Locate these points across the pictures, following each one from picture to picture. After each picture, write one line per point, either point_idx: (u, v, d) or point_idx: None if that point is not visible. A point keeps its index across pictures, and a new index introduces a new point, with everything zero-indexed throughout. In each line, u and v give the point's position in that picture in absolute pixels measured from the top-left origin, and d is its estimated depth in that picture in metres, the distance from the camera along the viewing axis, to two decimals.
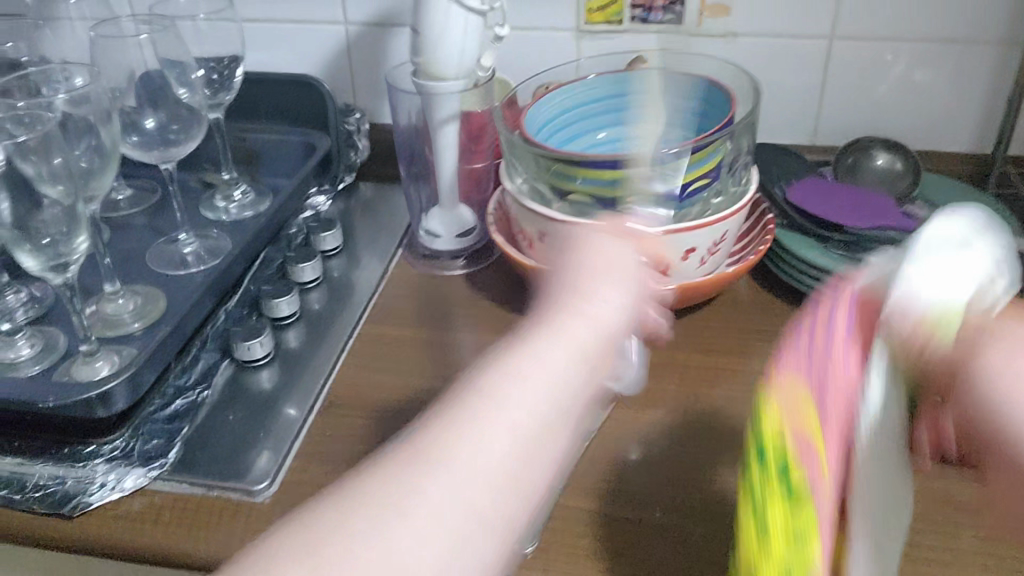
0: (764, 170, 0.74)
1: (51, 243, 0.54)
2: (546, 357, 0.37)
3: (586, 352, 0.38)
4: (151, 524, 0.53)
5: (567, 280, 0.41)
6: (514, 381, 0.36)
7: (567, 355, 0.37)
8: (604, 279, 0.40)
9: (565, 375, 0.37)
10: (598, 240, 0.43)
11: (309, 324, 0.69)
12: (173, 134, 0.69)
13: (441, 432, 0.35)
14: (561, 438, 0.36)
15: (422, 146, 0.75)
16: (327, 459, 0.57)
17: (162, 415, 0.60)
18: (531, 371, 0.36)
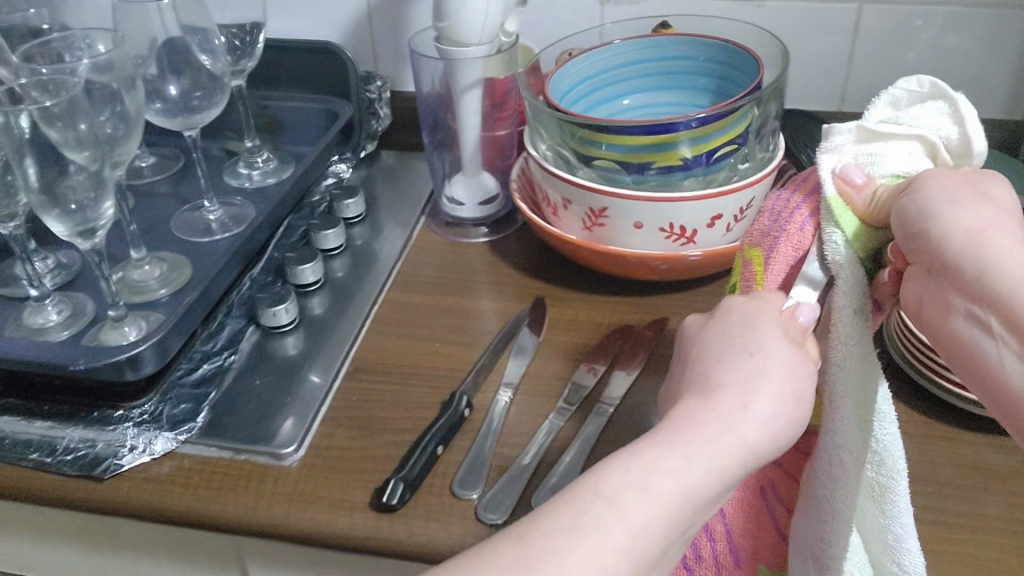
0: (790, 137, 0.73)
1: (78, 208, 0.54)
2: (722, 427, 0.38)
3: (773, 417, 0.38)
4: (182, 487, 0.54)
5: (725, 359, 0.40)
6: (661, 462, 0.37)
7: (750, 431, 0.38)
8: (750, 342, 0.40)
9: (722, 457, 0.37)
10: (744, 305, 0.43)
11: (333, 291, 0.70)
12: (196, 100, 0.69)
13: (565, 508, 0.36)
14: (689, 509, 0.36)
15: (445, 113, 0.75)
16: (354, 424, 0.57)
17: (189, 379, 0.60)
18: (671, 452, 0.37)
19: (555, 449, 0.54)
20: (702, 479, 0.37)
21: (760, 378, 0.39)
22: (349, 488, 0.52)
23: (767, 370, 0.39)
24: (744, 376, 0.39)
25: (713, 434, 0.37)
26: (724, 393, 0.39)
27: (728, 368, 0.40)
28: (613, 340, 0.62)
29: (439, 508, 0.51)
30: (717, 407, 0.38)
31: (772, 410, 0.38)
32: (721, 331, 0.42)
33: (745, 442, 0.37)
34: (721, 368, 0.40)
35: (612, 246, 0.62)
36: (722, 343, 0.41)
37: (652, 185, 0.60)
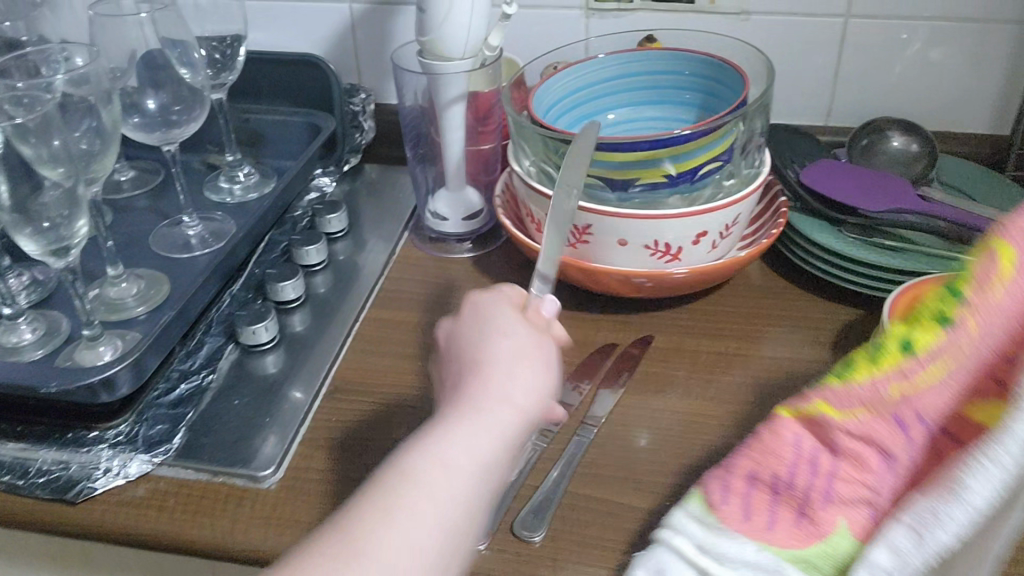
0: (776, 152, 0.73)
1: (52, 226, 0.53)
2: (527, 409, 0.44)
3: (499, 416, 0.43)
4: (156, 511, 0.52)
5: (495, 357, 0.46)
6: (471, 433, 0.42)
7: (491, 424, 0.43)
8: (497, 337, 0.47)
9: (491, 440, 0.42)
10: (501, 301, 0.50)
11: (315, 307, 0.69)
12: (175, 115, 0.68)
13: (368, 502, 0.39)
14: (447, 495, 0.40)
15: (429, 127, 0.74)
16: (333, 445, 0.56)
17: (166, 399, 0.59)
18: (482, 431, 0.43)
19: (538, 471, 0.53)
20: (461, 482, 0.41)
21: (529, 381, 0.45)
22: (328, 511, 0.51)
23: (511, 387, 0.45)
24: (526, 376, 0.45)
25: (488, 428, 0.43)
26: (511, 396, 0.44)
27: (493, 374, 0.45)
28: (599, 358, 0.61)
29: None
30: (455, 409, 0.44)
31: (517, 403, 0.44)
32: (478, 326, 0.48)
33: (502, 429, 0.43)
34: (489, 373, 0.45)
35: (597, 264, 0.62)
36: (489, 346, 0.47)
37: (636, 202, 0.60)
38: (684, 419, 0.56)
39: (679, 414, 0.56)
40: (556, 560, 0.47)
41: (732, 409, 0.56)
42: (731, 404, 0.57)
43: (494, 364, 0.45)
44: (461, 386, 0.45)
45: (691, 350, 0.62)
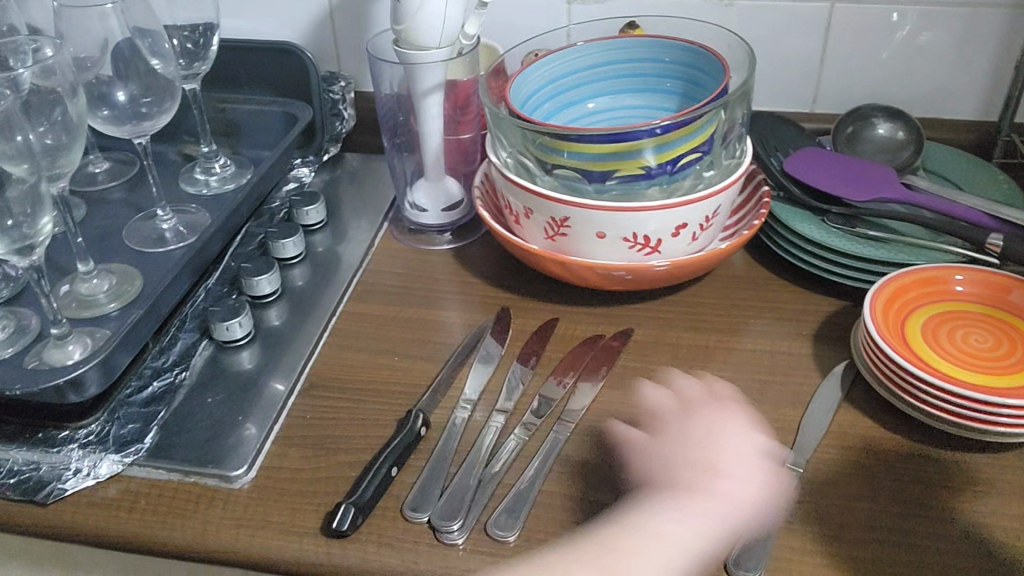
0: (761, 140, 0.71)
1: (14, 224, 0.52)
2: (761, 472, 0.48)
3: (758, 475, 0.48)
4: (127, 512, 0.52)
5: (718, 434, 0.50)
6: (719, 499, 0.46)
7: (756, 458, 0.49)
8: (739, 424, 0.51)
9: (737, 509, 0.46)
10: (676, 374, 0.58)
11: (292, 301, 0.68)
12: (145, 107, 0.66)
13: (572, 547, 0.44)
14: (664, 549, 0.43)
15: (406, 117, 0.73)
16: (308, 443, 0.55)
17: (137, 398, 0.58)
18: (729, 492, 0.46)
19: (513, 470, 0.52)
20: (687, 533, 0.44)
21: (752, 482, 0.47)
22: (300, 513, 0.51)
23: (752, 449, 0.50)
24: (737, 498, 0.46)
25: (692, 506, 0.45)
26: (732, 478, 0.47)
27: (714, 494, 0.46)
28: (580, 351, 0.60)
29: (394, 532, 0.49)
30: (677, 484, 0.47)
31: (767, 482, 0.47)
32: (688, 434, 0.50)
33: (747, 497, 0.46)
34: (716, 472, 0.47)
35: (575, 257, 0.61)
36: (721, 443, 0.49)
37: (614, 194, 0.59)
38: None
39: (658, 409, 0.56)
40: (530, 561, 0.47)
41: None
42: None
43: (722, 467, 0.48)
44: (691, 476, 0.47)
45: (672, 342, 0.61)
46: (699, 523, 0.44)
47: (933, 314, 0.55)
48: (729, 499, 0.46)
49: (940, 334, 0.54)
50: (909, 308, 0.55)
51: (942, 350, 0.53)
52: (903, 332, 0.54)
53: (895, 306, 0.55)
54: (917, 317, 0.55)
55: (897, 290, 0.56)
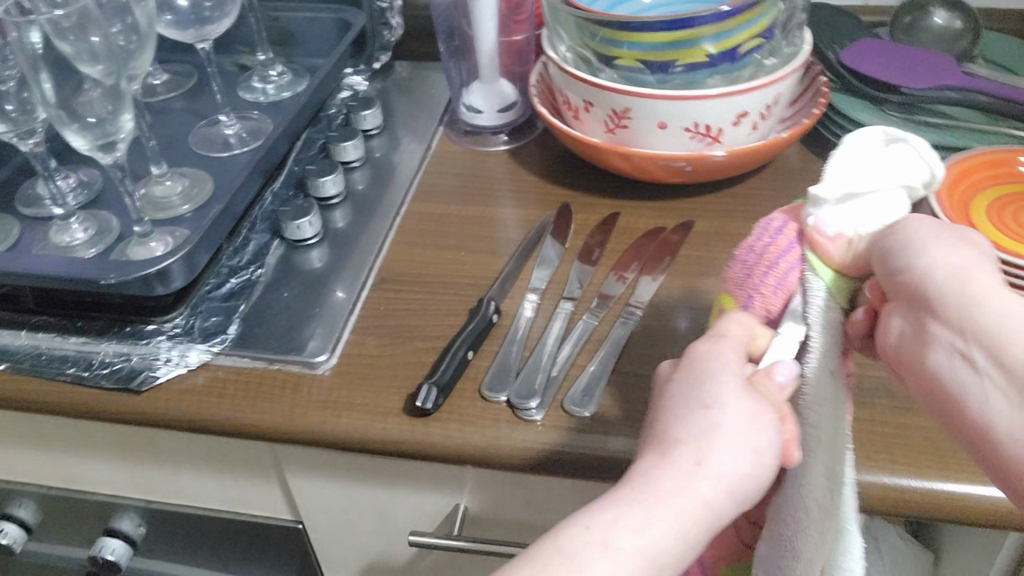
0: (818, 33, 0.71)
1: (96, 121, 0.54)
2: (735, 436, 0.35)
3: (735, 436, 0.35)
4: (218, 397, 0.54)
5: (701, 410, 0.36)
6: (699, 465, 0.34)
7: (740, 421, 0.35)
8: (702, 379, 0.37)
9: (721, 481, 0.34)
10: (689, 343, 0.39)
11: (355, 204, 0.69)
12: (208, 11, 0.67)
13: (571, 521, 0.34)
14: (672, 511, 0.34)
15: (462, 19, 0.73)
16: (384, 331, 0.57)
17: (218, 293, 0.61)
18: (709, 459, 0.34)
19: (584, 353, 0.54)
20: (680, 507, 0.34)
21: (736, 439, 0.35)
22: (382, 394, 0.53)
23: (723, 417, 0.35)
24: (750, 433, 0.35)
25: (695, 475, 0.34)
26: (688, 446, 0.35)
27: (713, 443, 0.35)
28: (643, 242, 0.62)
29: (474, 411, 0.51)
30: (653, 483, 0.34)
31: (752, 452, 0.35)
32: (691, 379, 0.37)
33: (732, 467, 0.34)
34: (695, 447, 0.35)
35: (636, 148, 0.61)
36: (693, 417, 0.36)
37: (675, 83, 0.59)
38: (726, 300, 0.57)
39: (722, 294, 0.57)
40: (608, 434, 0.49)
41: None
42: None
43: (693, 439, 0.35)
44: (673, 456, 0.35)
45: (732, 233, 0.62)
46: (704, 483, 0.34)
47: (995, 196, 0.56)
48: (736, 458, 0.34)
49: (1004, 212, 0.55)
50: (971, 191, 0.56)
51: (1006, 229, 0.54)
52: (966, 213, 0.54)
53: (959, 188, 0.56)
54: (980, 198, 0.56)
55: (958, 173, 0.56)
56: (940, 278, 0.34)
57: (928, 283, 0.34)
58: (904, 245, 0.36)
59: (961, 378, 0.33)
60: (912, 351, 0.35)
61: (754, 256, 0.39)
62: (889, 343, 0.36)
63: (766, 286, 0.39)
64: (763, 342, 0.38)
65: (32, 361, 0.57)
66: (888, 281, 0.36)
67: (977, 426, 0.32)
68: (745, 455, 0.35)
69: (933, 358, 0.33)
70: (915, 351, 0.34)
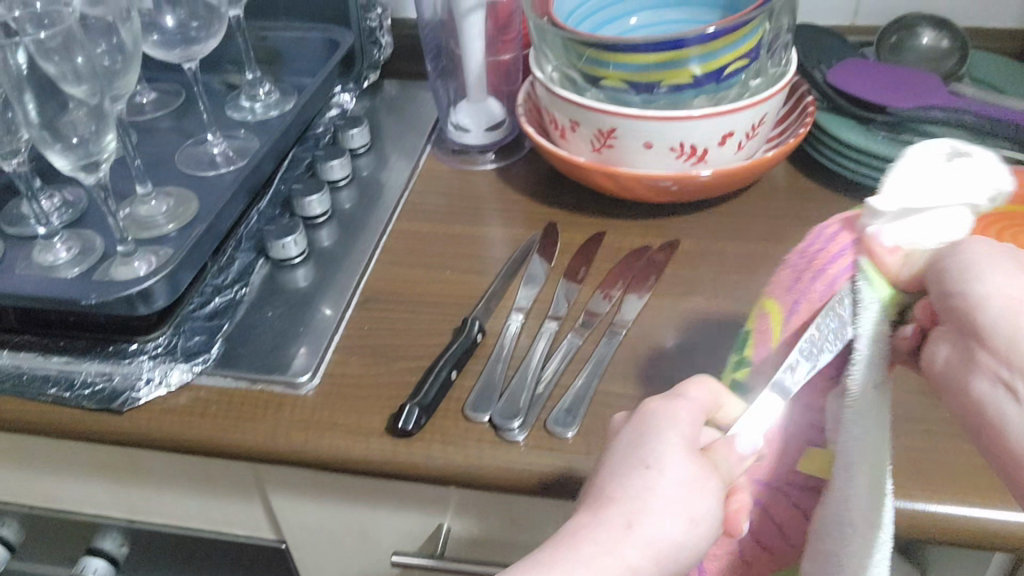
0: (803, 53, 0.72)
1: (80, 142, 0.54)
2: (672, 501, 0.35)
3: (676, 503, 0.35)
4: (199, 417, 0.54)
5: (646, 466, 0.36)
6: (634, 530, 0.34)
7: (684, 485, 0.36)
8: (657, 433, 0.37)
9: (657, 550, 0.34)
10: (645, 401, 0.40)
11: (341, 222, 0.69)
12: (194, 31, 0.67)
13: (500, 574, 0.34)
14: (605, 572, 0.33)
15: (449, 38, 0.74)
16: (368, 351, 0.57)
17: (201, 312, 0.60)
18: (645, 524, 0.35)
19: (569, 373, 0.54)
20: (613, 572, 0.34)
21: (678, 501, 0.35)
22: (365, 414, 0.53)
23: (666, 482, 0.36)
24: (691, 502, 0.35)
25: (633, 538, 0.34)
26: (622, 506, 0.35)
27: (653, 505, 0.35)
28: (630, 261, 0.62)
29: (457, 432, 0.51)
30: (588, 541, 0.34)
31: (688, 521, 0.35)
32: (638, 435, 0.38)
33: (667, 533, 0.35)
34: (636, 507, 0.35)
35: (623, 168, 0.61)
36: (637, 474, 0.36)
37: (661, 104, 0.59)
38: (711, 319, 0.57)
39: (707, 313, 0.57)
40: (591, 454, 0.49)
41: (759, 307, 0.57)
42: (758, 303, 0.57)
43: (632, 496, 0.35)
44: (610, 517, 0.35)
45: (718, 252, 0.62)
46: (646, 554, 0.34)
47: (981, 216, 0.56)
48: (671, 523, 0.35)
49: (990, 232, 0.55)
50: None
51: None
52: None
53: None
54: None
55: None
56: (996, 309, 0.33)
57: (980, 313, 0.33)
58: (961, 267, 0.34)
59: (1005, 412, 0.32)
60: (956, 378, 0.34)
61: (805, 261, 0.40)
62: (934, 369, 0.36)
63: (812, 291, 0.39)
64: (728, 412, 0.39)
65: (14, 381, 0.57)
66: (941, 302, 0.35)
67: (1015, 459, 0.32)
68: (682, 520, 0.35)
69: (977, 386, 0.33)
70: (960, 379, 0.34)
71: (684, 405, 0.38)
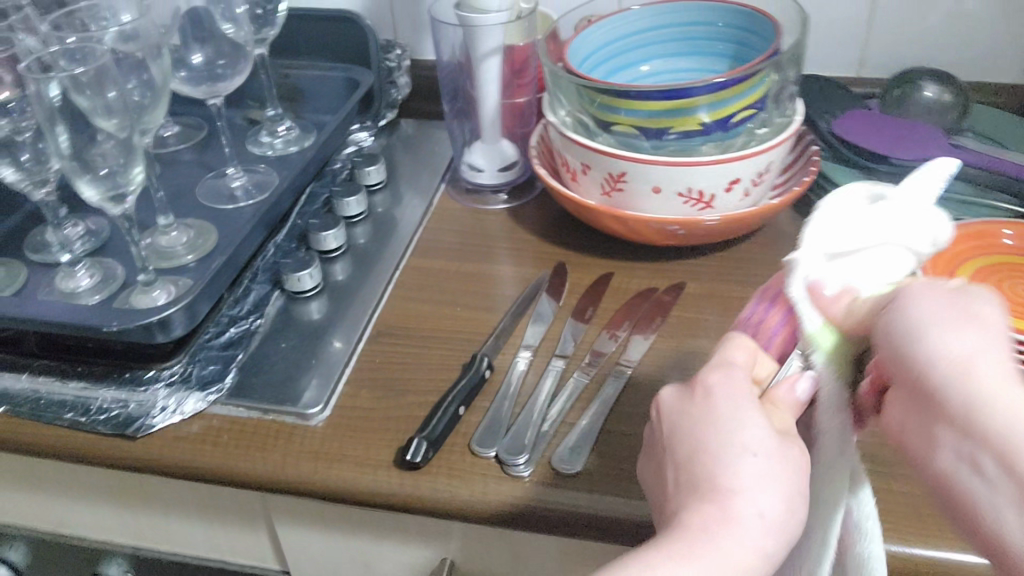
0: (810, 103, 0.73)
1: (108, 173, 0.55)
2: (767, 478, 0.34)
3: (773, 475, 0.34)
4: (211, 445, 0.55)
5: (731, 450, 0.35)
6: (740, 515, 0.34)
7: (770, 452, 0.35)
8: (732, 408, 0.37)
9: (767, 527, 0.34)
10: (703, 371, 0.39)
11: (355, 258, 0.71)
12: (220, 69, 0.69)
13: None
14: (721, 564, 0.33)
15: (464, 80, 0.75)
16: (378, 384, 0.58)
17: (218, 341, 0.62)
18: (746, 506, 0.34)
19: (575, 411, 0.55)
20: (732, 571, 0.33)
21: (775, 472, 0.35)
22: (374, 447, 0.54)
23: (759, 458, 0.35)
24: (784, 473, 0.35)
25: (744, 525, 0.34)
26: (724, 497, 0.34)
27: (746, 488, 0.34)
28: (636, 303, 0.63)
29: (463, 466, 0.52)
30: (693, 540, 0.34)
31: (788, 494, 0.34)
32: (690, 425, 0.37)
33: (773, 514, 0.34)
34: (732, 493, 0.34)
35: (631, 211, 0.63)
36: (723, 459, 0.35)
37: (670, 150, 0.61)
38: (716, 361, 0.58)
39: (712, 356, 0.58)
40: (595, 493, 0.50)
41: None
42: None
43: (728, 482, 0.35)
44: (706, 514, 0.34)
45: (724, 296, 0.63)
46: (763, 537, 0.34)
47: (982, 267, 0.57)
48: (779, 500, 0.34)
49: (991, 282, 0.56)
50: (958, 262, 0.57)
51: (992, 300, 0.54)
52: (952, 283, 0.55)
53: (950, 255, 0.57)
54: (966, 268, 0.57)
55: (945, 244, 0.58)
56: (943, 368, 0.30)
57: (930, 375, 0.31)
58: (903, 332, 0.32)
59: (970, 488, 0.29)
60: (915, 443, 0.31)
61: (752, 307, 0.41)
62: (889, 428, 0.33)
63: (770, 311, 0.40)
64: (763, 372, 0.39)
65: (31, 405, 0.58)
66: (887, 363, 0.33)
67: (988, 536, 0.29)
68: (786, 492, 0.34)
69: (940, 458, 0.30)
70: (921, 451, 0.31)
71: (735, 370, 0.38)
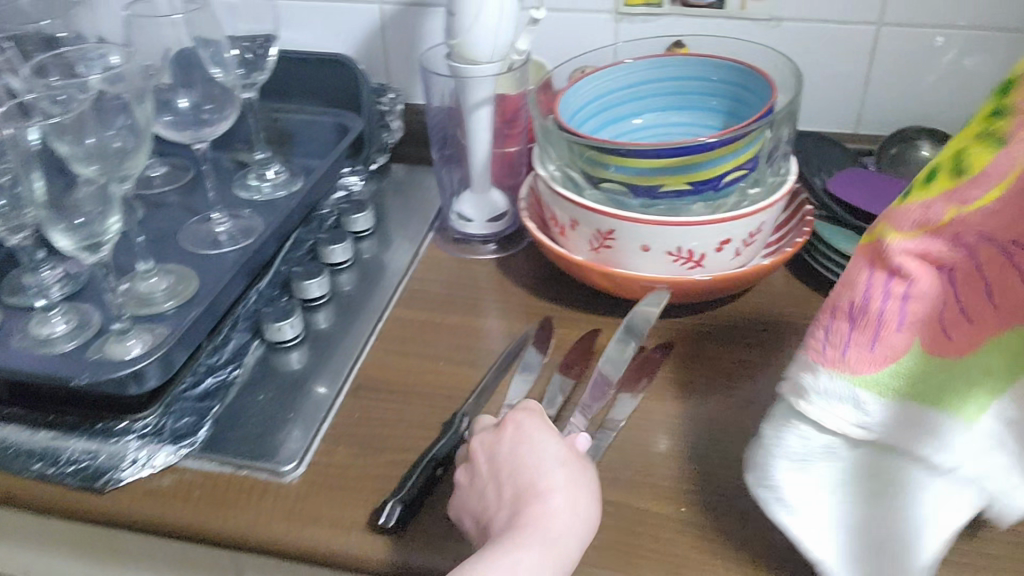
0: (803, 160, 0.73)
1: (85, 222, 0.54)
2: (575, 484, 0.48)
3: (577, 487, 0.48)
4: (182, 501, 0.54)
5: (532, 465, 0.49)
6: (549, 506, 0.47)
7: (559, 455, 0.50)
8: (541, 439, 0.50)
9: (564, 528, 0.46)
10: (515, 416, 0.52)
11: (339, 306, 0.70)
12: (207, 113, 0.69)
13: None
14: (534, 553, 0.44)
15: (455, 129, 0.74)
16: (356, 441, 0.57)
17: (192, 393, 0.60)
18: (549, 516, 0.46)
19: None
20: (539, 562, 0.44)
21: (561, 475, 0.48)
22: (349, 507, 0.52)
23: (551, 472, 0.48)
24: (565, 468, 0.49)
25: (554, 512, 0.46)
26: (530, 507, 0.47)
27: (549, 489, 0.47)
28: (623, 360, 0.62)
29: (439, 530, 0.51)
30: (499, 543, 0.45)
31: (574, 500, 0.47)
32: (503, 460, 0.49)
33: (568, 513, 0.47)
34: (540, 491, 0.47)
35: (620, 269, 0.62)
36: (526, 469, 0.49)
37: (660, 208, 0.60)
38: (702, 425, 0.56)
39: (699, 419, 0.57)
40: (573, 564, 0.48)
41: (753, 417, 0.57)
42: (750, 413, 0.57)
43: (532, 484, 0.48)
44: (505, 517, 0.47)
45: (713, 356, 0.62)
46: (557, 530, 0.46)
47: None
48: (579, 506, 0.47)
49: None
50: None
51: None
52: None
53: None
54: None
55: None
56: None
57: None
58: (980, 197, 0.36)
59: None
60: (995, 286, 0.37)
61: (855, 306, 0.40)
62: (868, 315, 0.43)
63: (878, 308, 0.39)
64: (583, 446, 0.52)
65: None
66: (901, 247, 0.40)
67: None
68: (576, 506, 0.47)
69: None
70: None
71: (532, 414, 0.52)
